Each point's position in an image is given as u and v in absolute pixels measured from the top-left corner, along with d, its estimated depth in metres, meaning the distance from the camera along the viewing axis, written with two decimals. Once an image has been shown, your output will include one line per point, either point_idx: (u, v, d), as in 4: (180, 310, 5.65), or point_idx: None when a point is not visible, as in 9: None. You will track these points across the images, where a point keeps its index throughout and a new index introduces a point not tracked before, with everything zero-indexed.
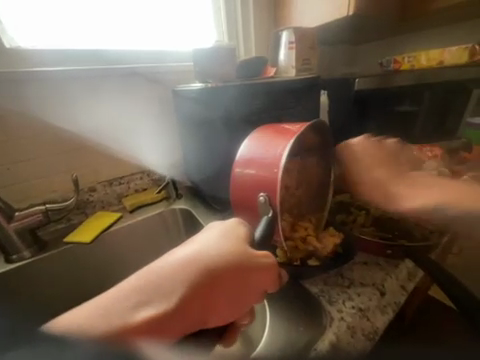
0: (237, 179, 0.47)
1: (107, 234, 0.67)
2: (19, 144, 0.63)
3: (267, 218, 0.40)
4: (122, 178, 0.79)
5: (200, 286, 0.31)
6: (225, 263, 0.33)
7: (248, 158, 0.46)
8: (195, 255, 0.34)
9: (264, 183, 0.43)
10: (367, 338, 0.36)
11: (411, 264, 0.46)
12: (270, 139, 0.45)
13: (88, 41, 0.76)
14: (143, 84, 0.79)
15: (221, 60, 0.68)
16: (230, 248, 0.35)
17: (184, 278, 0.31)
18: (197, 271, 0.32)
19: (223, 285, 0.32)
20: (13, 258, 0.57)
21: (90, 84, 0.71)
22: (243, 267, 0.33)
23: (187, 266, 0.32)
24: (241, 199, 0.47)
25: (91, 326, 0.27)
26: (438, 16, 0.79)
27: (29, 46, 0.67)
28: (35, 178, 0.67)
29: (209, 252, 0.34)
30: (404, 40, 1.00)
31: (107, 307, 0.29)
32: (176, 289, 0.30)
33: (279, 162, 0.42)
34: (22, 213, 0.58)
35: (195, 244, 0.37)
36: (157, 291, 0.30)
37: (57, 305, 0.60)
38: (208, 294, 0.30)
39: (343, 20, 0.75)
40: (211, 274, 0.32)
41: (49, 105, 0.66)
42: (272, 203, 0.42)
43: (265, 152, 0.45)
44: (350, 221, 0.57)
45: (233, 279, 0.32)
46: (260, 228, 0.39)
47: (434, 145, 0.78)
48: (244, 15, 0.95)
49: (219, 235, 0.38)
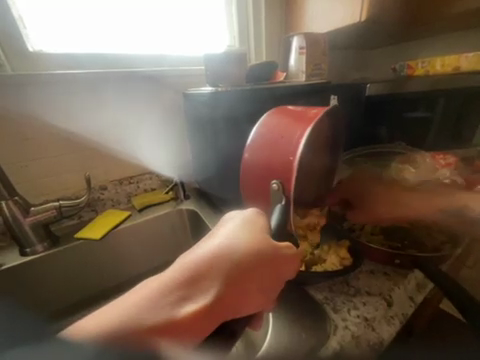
0: (248, 165, 0.47)
1: (116, 232, 0.68)
2: (38, 143, 0.67)
3: (280, 207, 0.40)
4: (132, 178, 0.81)
5: (236, 280, 0.28)
6: (257, 253, 0.31)
7: (261, 145, 0.45)
8: (225, 248, 0.31)
9: (279, 170, 0.42)
10: (373, 350, 0.35)
11: (420, 275, 0.45)
12: (285, 127, 0.43)
13: (104, 45, 0.79)
14: (144, 86, 0.79)
15: (231, 65, 0.69)
16: (258, 238, 0.33)
17: (218, 270, 0.28)
18: (231, 264, 0.29)
19: (257, 278, 0.30)
20: (27, 252, 0.60)
21: (103, 88, 0.73)
22: (276, 260, 0.32)
23: (219, 259, 0.29)
24: (252, 184, 0.47)
25: (124, 326, 0.23)
26: (455, 21, 0.77)
27: (50, 49, 0.71)
28: (51, 176, 0.70)
29: (240, 243, 0.32)
30: (419, 46, 0.98)
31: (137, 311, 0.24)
32: (211, 283, 0.27)
33: (296, 150, 0.40)
34: (36, 209, 0.61)
35: (221, 235, 0.33)
36: (194, 286, 0.27)
37: (64, 301, 0.63)
38: (244, 289, 0.29)
39: (355, 25, 0.74)
40: (245, 264, 0.30)
41: (64, 107, 0.69)
42: (286, 189, 0.41)
43: (281, 139, 0.43)
44: (358, 227, 0.56)
45: (267, 272, 0.31)
46: (274, 219, 0.39)
47: (447, 152, 0.76)
48: (256, 20, 0.96)
49: (245, 225, 0.35)
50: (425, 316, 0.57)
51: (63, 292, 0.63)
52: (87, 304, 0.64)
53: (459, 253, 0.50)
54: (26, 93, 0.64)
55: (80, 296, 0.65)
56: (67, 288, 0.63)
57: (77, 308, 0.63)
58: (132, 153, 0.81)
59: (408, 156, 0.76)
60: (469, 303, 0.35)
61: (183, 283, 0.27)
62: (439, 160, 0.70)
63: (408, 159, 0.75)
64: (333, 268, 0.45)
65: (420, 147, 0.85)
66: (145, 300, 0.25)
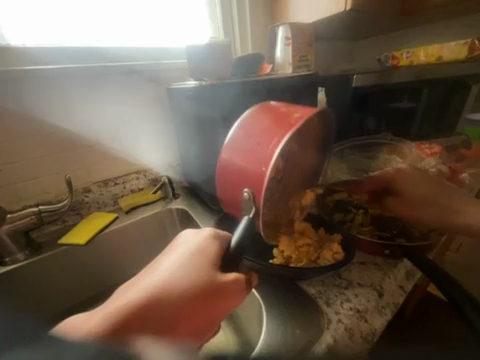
0: (224, 164, 0.47)
1: (103, 235, 0.66)
2: (14, 145, 0.62)
3: (246, 220, 0.38)
4: (117, 179, 0.78)
5: (184, 307, 0.30)
6: (201, 283, 0.32)
7: (240, 149, 0.45)
8: (177, 277, 0.33)
9: (252, 179, 0.42)
10: (364, 340, 0.35)
11: (409, 263, 0.45)
12: (265, 134, 0.43)
13: (80, 38, 0.74)
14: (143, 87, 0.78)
15: (216, 57, 0.67)
16: (203, 266, 0.34)
17: (161, 302, 0.30)
18: (182, 293, 0.31)
19: (207, 306, 0.31)
20: (7, 261, 0.56)
21: (85, 84, 0.69)
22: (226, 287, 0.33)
23: (171, 290, 0.31)
24: (225, 185, 0.47)
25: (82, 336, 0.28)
26: (437, 10, 0.78)
27: (19, 44, 0.66)
28: (28, 179, 0.66)
29: (192, 272, 0.34)
30: (403, 36, 0.98)
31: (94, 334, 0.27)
32: (154, 316, 0.29)
33: (270, 160, 0.40)
34: (13, 215, 0.57)
35: (173, 263, 0.35)
36: (142, 313, 0.29)
37: (48, 310, 0.59)
38: (193, 316, 0.30)
39: (340, 15, 0.73)
40: (189, 294, 0.31)
41: (42, 105, 0.64)
42: (256, 200, 0.41)
43: (258, 146, 0.43)
44: (348, 221, 0.56)
45: (216, 300, 0.32)
46: (237, 232, 0.37)
47: (432, 142, 0.78)
48: (241, 11, 0.93)
49: (202, 251, 0.37)
50: (413, 301, 0.59)
51: (50, 299, 0.59)
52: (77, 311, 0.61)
53: (446, 239, 0.52)
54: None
55: (66, 304, 0.61)
56: (53, 295, 0.60)
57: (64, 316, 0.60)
58: (119, 153, 0.78)
59: (395, 146, 0.77)
60: (457, 287, 0.36)
61: (122, 322, 0.28)
62: (425, 150, 0.72)
63: (395, 150, 0.76)
64: (327, 263, 0.44)
65: (407, 137, 0.86)
66: (101, 324, 0.28)
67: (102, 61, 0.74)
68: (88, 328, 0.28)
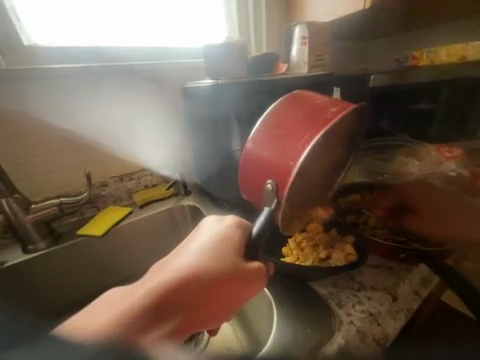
0: (248, 154, 0.47)
1: (118, 228, 0.68)
2: (38, 140, 0.66)
3: (268, 210, 0.40)
4: (132, 175, 0.81)
5: (210, 293, 0.31)
6: (226, 270, 0.34)
7: (266, 139, 0.45)
8: (197, 265, 0.33)
9: (278, 172, 0.42)
10: (377, 344, 0.35)
11: (426, 269, 0.44)
12: (296, 127, 0.43)
13: (101, 38, 0.77)
14: (143, 85, 0.78)
15: (232, 56, 0.67)
16: (227, 255, 0.35)
17: (190, 288, 0.30)
18: (203, 283, 0.31)
19: (225, 295, 0.32)
20: (30, 249, 0.60)
21: (104, 84, 0.73)
22: (245, 276, 0.34)
23: (192, 279, 0.31)
24: (248, 176, 0.47)
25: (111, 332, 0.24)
26: (462, 8, 0.75)
27: (46, 43, 0.69)
28: (49, 173, 0.69)
29: (212, 262, 0.34)
30: (424, 35, 0.95)
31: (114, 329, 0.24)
32: (184, 301, 0.29)
33: (301, 154, 0.40)
34: (37, 206, 0.61)
35: (197, 251, 0.36)
36: (172, 298, 0.29)
37: (57, 302, 0.62)
38: (218, 302, 0.32)
39: (358, 14, 0.72)
40: (215, 281, 0.32)
41: (64, 104, 0.69)
42: (279, 193, 0.41)
43: (289, 139, 0.43)
44: (361, 222, 0.55)
45: (235, 288, 0.33)
46: (259, 221, 0.39)
47: (452, 145, 0.75)
48: (256, 11, 0.94)
49: (219, 242, 0.38)
50: (427, 310, 0.58)
51: (59, 290, 0.62)
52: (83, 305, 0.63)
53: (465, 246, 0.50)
54: (24, 91, 0.64)
55: (74, 297, 0.64)
56: (63, 287, 0.63)
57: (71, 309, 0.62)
58: (133, 151, 0.80)
59: (413, 149, 0.75)
60: None
61: (153, 307, 0.27)
62: (444, 153, 0.70)
63: (412, 153, 0.74)
64: (339, 264, 0.44)
65: (425, 140, 0.83)
66: (120, 317, 0.26)
67: (100, 61, 0.74)
68: (104, 321, 0.25)
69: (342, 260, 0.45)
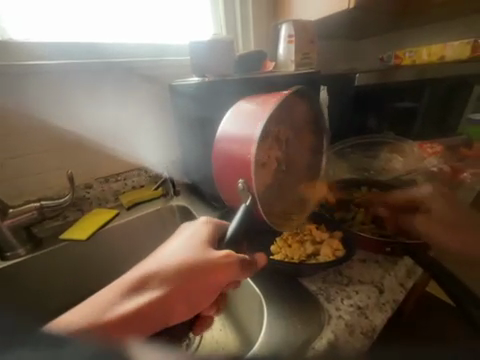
0: (217, 165, 0.48)
1: (104, 231, 0.66)
2: (14, 140, 0.62)
3: (244, 207, 0.42)
4: (118, 176, 0.78)
5: (177, 286, 0.33)
6: (195, 265, 0.35)
7: (225, 144, 0.46)
8: (167, 261, 0.35)
9: (240, 170, 0.43)
10: (365, 337, 0.35)
11: (410, 261, 0.45)
12: (244, 123, 0.44)
13: (82, 34, 0.74)
14: (142, 88, 0.78)
15: (219, 54, 0.66)
16: (198, 251, 0.37)
17: (156, 281, 0.33)
18: (167, 282, 0.33)
19: (191, 292, 0.34)
20: (8, 256, 0.57)
21: (85, 81, 0.69)
22: (213, 271, 0.35)
23: (157, 279, 0.34)
24: (223, 186, 0.47)
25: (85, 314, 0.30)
26: (441, 9, 0.77)
27: (22, 39, 0.66)
28: (28, 175, 0.66)
29: (179, 260, 0.35)
30: (406, 35, 0.98)
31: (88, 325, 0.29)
32: (150, 292, 0.33)
33: (252, 144, 0.41)
34: (15, 210, 0.58)
35: (176, 246, 0.38)
36: (139, 288, 0.33)
37: (51, 306, 0.59)
38: (186, 294, 0.34)
39: (343, 13, 0.73)
40: (182, 275, 0.34)
41: (44, 102, 0.65)
42: (250, 188, 0.42)
43: (239, 135, 0.44)
44: (349, 219, 0.57)
45: (202, 285, 0.34)
46: (233, 223, 0.40)
47: (434, 141, 0.78)
48: (243, 9, 0.93)
49: (191, 238, 0.39)
50: (414, 301, 0.59)
51: (48, 297, 0.59)
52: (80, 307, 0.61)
53: None
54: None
55: (69, 300, 0.61)
56: (51, 293, 0.59)
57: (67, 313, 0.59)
58: (122, 150, 0.78)
59: (397, 145, 0.77)
60: None
61: (121, 295, 0.32)
62: (426, 150, 0.73)
63: (396, 149, 0.76)
64: (327, 259, 0.44)
65: (408, 137, 0.86)
66: (97, 303, 0.32)
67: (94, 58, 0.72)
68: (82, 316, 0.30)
69: (329, 255, 0.45)
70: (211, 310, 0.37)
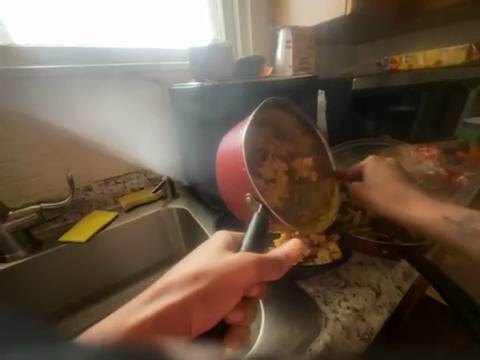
0: (226, 194, 0.50)
1: (103, 233, 0.66)
2: (14, 144, 0.63)
3: (258, 214, 0.42)
4: (118, 178, 0.79)
5: (202, 290, 0.33)
6: (219, 269, 0.34)
7: (224, 169, 0.48)
8: (192, 268, 0.35)
9: (242, 186, 0.45)
10: (362, 339, 0.36)
11: (406, 264, 0.46)
12: (232, 143, 0.48)
13: (82, 39, 0.75)
14: (144, 85, 0.79)
15: (218, 59, 0.68)
16: (221, 258, 0.37)
17: (182, 285, 0.33)
18: (192, 288, 0.33)
19: (217, 296, 0.33)
20: (7, 258, 0.57)
21: (85, 86, 0.70)
22: (238, 274, 0.34)
23: (182, 286, 0.33)
24: (239, 210, 0.49)
25: (111, 321, 0.27)
26: (437, 16, 0.79)
27: (24, 44, 0.67)
28: (28, 178, 0.66)
29: (202, 267, 0.35)
30: (403, 40, 1.00)
31: (117, 329, 0.26)
32: (176, 296, 0.32)
33: (241, 158, 0.45)
34: (15, 212, 0.58)
35: (197, 256, 0.38)
36: (167, 293, 0.32)
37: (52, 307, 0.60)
38: (211, 299, 0.33)
39: (340, 19, 0.74)
40: (206, 280, 0.34)
41: (45, 105, 0.66)
42: (258, 197, 0.44)
43: (230, 156, 0.47)
44: (346, 222, 0.59)
45: (227, 288, 0.34)
46: (248, 234, 0.40)
47: (431, 145, 0.79)
48: (243, 14, 0.95)
49: (209, 249, 0.39)
50: (412, 304, 0.60)
51: (47, 296, 0.60)
52: (82, 307, 0.62)
53: None
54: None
55: (72, 299, 0.62)
56: (52, 292, 0.60)
57: (68, 313, 0.61)
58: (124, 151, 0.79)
59: (395, 149, 0.78)
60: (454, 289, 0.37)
61: (148, 300, 0.31)
62: (423, 153, 0.71)
63: (394, 153, 0.77)
64: (324, 262, 0.45)
65: (406, 140, 0.86)
66: (122, 310, 0.30)
67: (94, 62, 0.74)
68: (106, 325, 0.26)
69: (327, 258, 0.46)
70: (237, 316, 0.36)
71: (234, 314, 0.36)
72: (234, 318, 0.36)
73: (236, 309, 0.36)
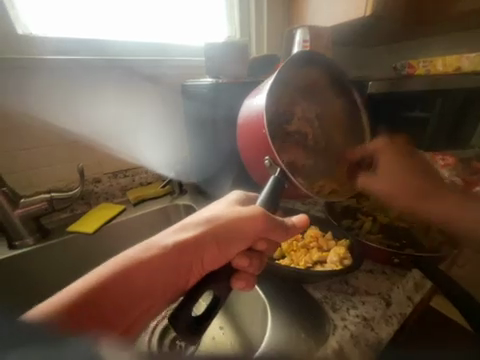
0: (249, 163, 0.49)
1: (109, 226, 0.66)
2: (25, 131, 0.63)
3: (274, 178, 0.41)
4: (127, 171, 0.79)
5: (212, 237, 0.35)
6: (228, 219, 0.36)
7: (244, 134, 0.48)
8: (210, 215, 0.38)
9: (263, 150, 0.44)
10: (371, 349, 0.34)
11: (418, 274, 0.44)
12: (255, 102, 0.46)
13: (98, 32, 0.75)
14: (147, 83, 0.78)
15: (233, 56, 0.67)
16: (233, 209, 0.38)
17: (197, 228, 0.36)
18: (204, 230, 0.36)
19: (225, 239, 0.36)
20: (16, 245, 0.58)
21: (96, 78, 0.70)
22: (245, 221, 0.36)
23: (196, 228, 0.36)
24: (261, 176, 0.48)
25: (135, 251, 0.34)
26: (458, 21, 0.76)
27: (41, 33, 0.67)
28: (40, 167, 0.67)
29: (213, 214, 0.38)
30: (420, 45, 0.98)
31: (129, 262, 0.32)
32: (191, 235, 0.36)
33: (261, 122, 0.43)
34: (26, 201, 0.58)
35: (216, 206, 0.41)
36: (184, 233, 0.36)
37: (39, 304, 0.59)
38: (219, 246, 0.36)
39: (359, 21, 0.72)
40: (215, 227, 0.36)
41: (49, 98, 0.65)
42: (277, 161, 0.42)
43: (250, 124, 0.46)
44: (356, 227, 0.58)
45: (234, 232, 0.36)
46: (263, 192, 0.41)
47: (447, 153, 0.76)
48: (258, 14, 0.94)
49: (224, 202, 0.42)
50: (418, 315, 0.58)
51: (47, 290, 0.60)
52: None
53: (454, 256, 0.51)
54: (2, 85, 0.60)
55: None
56: (52, 287, 0.60)
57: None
58: (123, 150, 0.78)
59: None
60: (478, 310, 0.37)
61: (170, 234, 0.36)
62: (438, 161, 0.70)
63: None
64: (334, 267, 0.44)
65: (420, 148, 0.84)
66: (150, 239, 0.36)
67: (106, 56, 0.73)
68: (127, 256, 0.33)
69: (336, 263, 0.45)
70: (243, 262, 0.37)
71: (241, 259, 0.37)
72: (240, 264, 0.37)
73: (243, 254, 0.38)
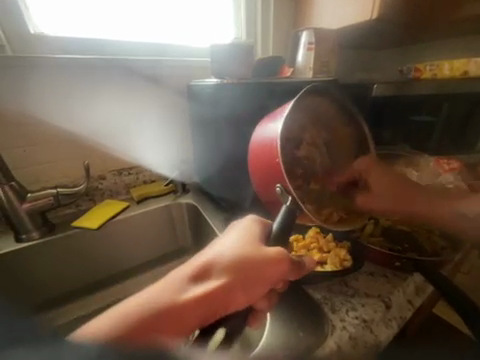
0: (258, 187, 0.48)
1: (113, 223, 0.68)
2: (34, 127, 0.65)
3: (285, 209, 0.40)
4: (131, 169, 0.80)
5: (241, 281, 0.32)
6: (254, 261, 0.34)
7: (255, 157, 0.47)
8: (235, 254, 0.34)
9: (275, 177, 0.44)
10: (369, 350, 0.35)
11: (420, 278, 0.44)
12: (270, 127, 0.45)
13: (106, 32, 0.76)
14: (153, 83, 0.80)
15: (238, 57, 0.68)
16: (258, 249, 0.35)
17: (224, 269, 0.32)
18: (232, 274, 0.32)
19: (252, 283, 0.33)
20: (23, 238, 0.59)
21: (104, 77, 0.72)
22: (270, 263, 0.34)
23: (222, 271, 0.32)
24: (269, 201, 0.49)
25: (154, 299, 0.28)
26: (466, 25, 0.76)
27: (52, 32, 0.69)
28: (48, 163, 0.69)
29: (238, 253, 0.34)
30: (427, 48, 0.97)
31: (150, 315, 0.26)
32: (217, 280, 0.31)
33: (276, 149, 0.43)
34: (33, 195, 0.60)
35: (236, 239, 0.36)
36: (209, 275, 0.32)
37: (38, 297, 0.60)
38: (247, 289, 0.32)
39: (365, 23, 0.72)
40: (243, 270, 0.33)
41: (58, 97, 0.67)
42: (288, 190, 0.42)
43: (263, 149, 0.45)
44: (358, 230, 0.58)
45: (261, 275, 0.33)
46: (276, 221, 0.40)
47: (452, 158, 0.75)
48: (265, 15, 0.95)
49: (244, 233, 0.38)
50: (420, 320, 0.58)
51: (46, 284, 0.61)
52: (76, 296, 0.63)
53: (456, 261, 0.51)
54: (12, 83, 0.62)
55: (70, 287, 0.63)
56: (51, 281, 0.62)
57: (50, 306, 0.60)
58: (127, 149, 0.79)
59: (414, 157, 0.74)
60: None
61: (191, 276, 0.31)
62: (443, 165, 0.70)
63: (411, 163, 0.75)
64: (334, 268, 0.44)
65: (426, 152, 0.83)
66: (168, 282, 0.30)
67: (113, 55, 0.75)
68: (145, 304, 0.27)
69: (337, 265, 0.45)
70: (263, 303, 0.36)
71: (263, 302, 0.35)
72: (260, 305, 0.35)
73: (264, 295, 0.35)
